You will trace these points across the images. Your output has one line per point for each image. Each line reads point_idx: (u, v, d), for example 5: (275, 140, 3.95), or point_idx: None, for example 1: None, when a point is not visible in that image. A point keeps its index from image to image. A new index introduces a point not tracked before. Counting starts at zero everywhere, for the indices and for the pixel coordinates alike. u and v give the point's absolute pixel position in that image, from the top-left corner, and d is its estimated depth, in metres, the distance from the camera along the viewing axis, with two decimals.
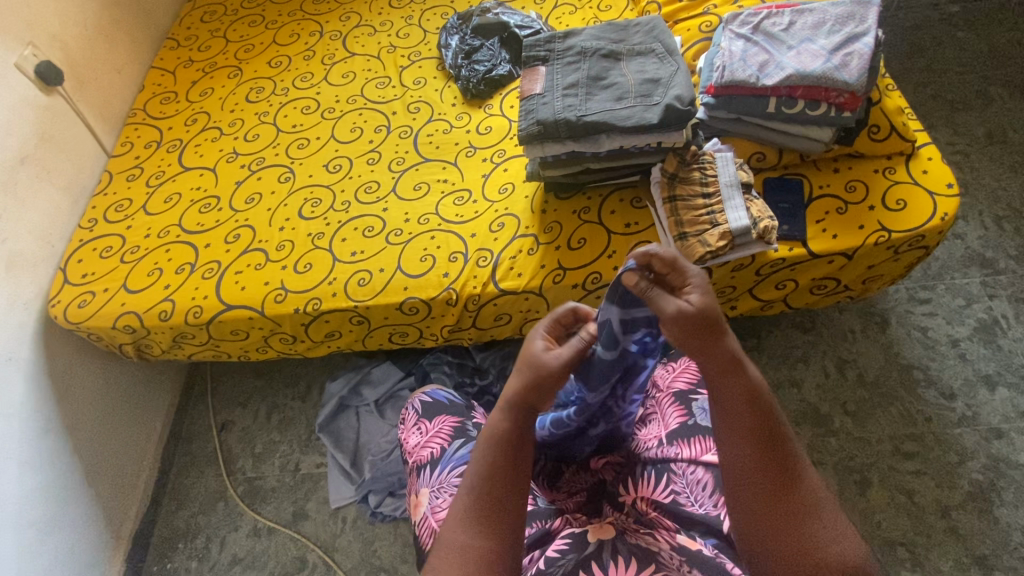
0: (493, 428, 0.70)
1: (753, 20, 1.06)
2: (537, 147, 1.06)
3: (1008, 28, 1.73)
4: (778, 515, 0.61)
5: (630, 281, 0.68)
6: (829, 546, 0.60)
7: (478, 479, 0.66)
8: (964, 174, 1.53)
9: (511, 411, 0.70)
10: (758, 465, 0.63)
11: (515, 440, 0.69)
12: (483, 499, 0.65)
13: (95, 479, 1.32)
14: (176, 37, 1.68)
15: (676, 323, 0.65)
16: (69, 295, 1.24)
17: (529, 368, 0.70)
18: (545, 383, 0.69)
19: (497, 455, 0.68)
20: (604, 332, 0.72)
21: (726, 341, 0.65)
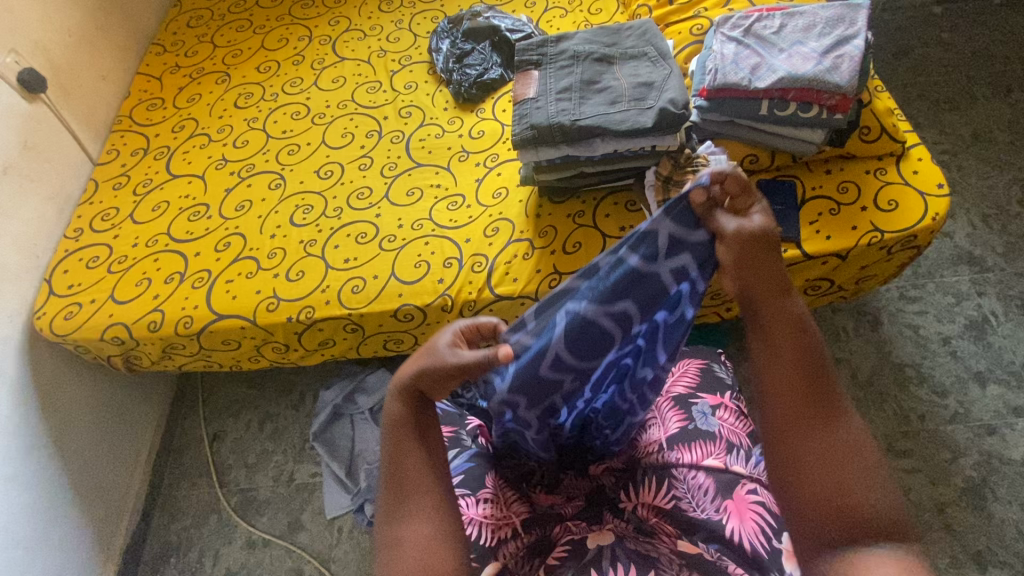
0: (386, 418, 0.67)
1: (745, 23, 1.06)
2: (531, 152, 1.06)
3: (991, 28, 1.75)
4: (814, 446, 0.59)
5: (695, 196, 0.65)
6: (867, 494, 0.56)
7: (393, 471, 0.65)
8: (952, 173, 1.55)
9: (399, 394, 0.66)
10: (798, 389, 0.61)
11: (414, 423, 0.66)
12: (398, 487, 0.64)
13: (84, 494, 1.29)
14: (162, 42, 1.66)
15: (732, 241, 0.64)
16: (55, 307, 1.22)
17: (420, 358, 0.66)
18: (435, 371, 0.65)
19: (399, 440, 0.66)
20: (646, 242, 0.66)
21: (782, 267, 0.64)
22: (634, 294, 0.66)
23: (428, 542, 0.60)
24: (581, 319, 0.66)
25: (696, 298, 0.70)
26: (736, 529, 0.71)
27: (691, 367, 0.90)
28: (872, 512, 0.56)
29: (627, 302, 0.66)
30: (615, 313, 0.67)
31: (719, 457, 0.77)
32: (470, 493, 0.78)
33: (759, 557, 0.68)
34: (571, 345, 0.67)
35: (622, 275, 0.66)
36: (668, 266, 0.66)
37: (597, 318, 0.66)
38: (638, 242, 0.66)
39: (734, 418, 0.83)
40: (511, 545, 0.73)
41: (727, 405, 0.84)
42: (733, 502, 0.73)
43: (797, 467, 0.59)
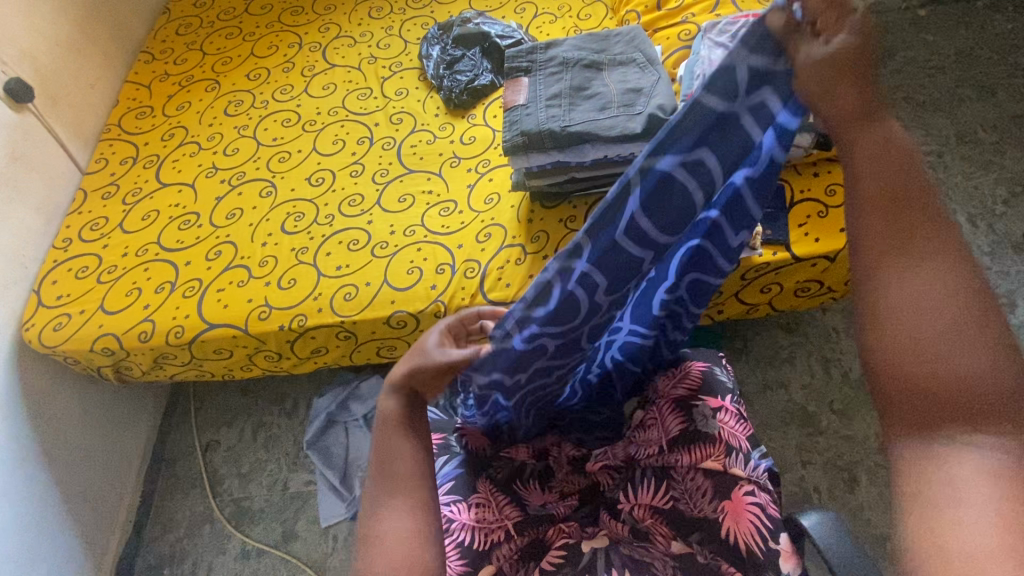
0: (378, 414, 0.65)
1: (731, 29, 1.07)
2: (522, 158, 1.06)
3: (975, 31, 1.78)
4: (901, 305, 0.51)
5: (775, 16, 0.49)
6: (970, 365, 0.47)
7: (380, 463, 0.64)
8: (938, 174, 1.57)
9: (394, 391, 0.64)
10: (887, 239, 0.52)
11: (408, 420, 0.64)
12: (388, 480, 0.62)
13: (75, 507, 1.28)
14: (151, 50, 1.65)
15: (810, 74, 0.50)
16: (44, 318, 1.20)
17: (416, 356, 0.64)
18: (429, 368, 0.63)
19: (392, 435, 0.64)
20: (722, 79, 0.51)
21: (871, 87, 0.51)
22: (713, 143, 0.55)
23: (411, 538, 0.59)
24: (660, 177, 0.56)
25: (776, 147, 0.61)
26: (731, 530, 0.70)
27: (692, 368, 0.83)
28: (972, 388, 0.46)
29: (708, 157, 0.56)
30: (691, 165, 0.56)
31: (719, 458, 0.74)
32: (462, 499, 0.77)
33: (754, 557, 0.68)
34: (648, 210, 0.59)
35: (700, 121, 0.53)
36: (746, 105, 0.54)
37: (675, 175, 0.56)
38: (717, 87, 0.52)
39: (735, 421, 0.78)
40: (504, 547, 0.73)
41: (727, 408, 0.79)
42: (731, 503, 0.71)
43: (879, 327, 0.52)
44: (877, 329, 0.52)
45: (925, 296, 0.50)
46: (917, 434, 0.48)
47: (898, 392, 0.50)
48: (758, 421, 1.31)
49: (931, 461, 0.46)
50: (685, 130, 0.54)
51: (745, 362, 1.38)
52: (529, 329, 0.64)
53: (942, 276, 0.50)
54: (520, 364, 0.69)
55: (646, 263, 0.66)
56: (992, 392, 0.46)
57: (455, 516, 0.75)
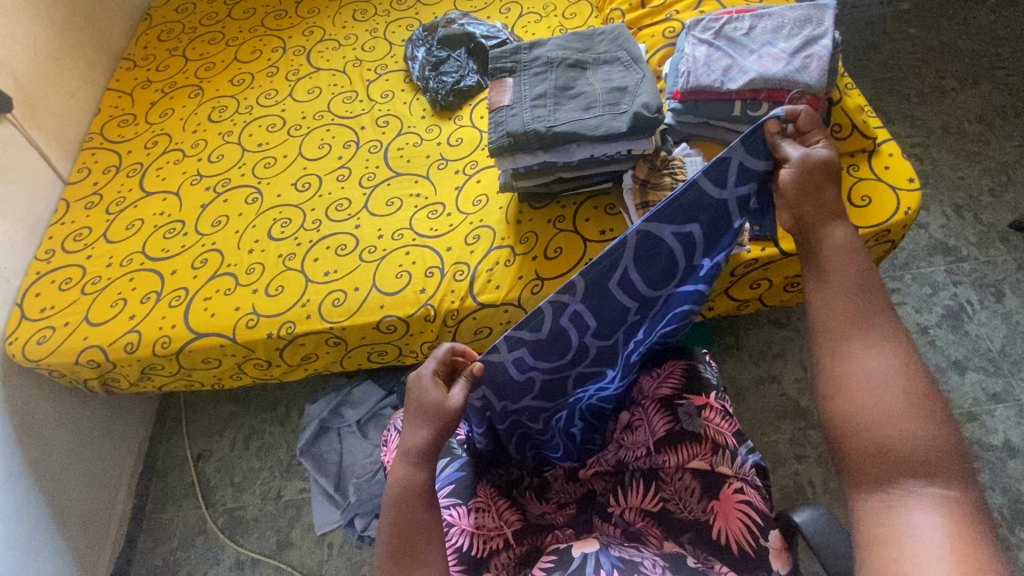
0: (400, 486, 0.65)
1: (715, 25, 1.07)
2: (508, 159, 1.06)
3: (958, 23, 1.79)
4: (858, 371, 0.57)
5: (771, 128, 0.70)
6: (917, 431, 0.52)
7: (404, 537, 0.62)
8: (924, 166, 1.58)
9: (422, 462, 0.66)
10: (845, 310, 0.60)
11: (433, 496, 0.66)
12: (412, 554, 0.61)
13: (65, 522, 1.26)
14: (133, 57, 1.64)
15: (797, 167, 0.67)
16: (27, 331, 1.19)
17: (432, 419, 0.68)
18: (454, 420, 0.68)
19: (420, 509, 0.64)
20: (719, 168, 0.69)
21: (834, 192, 0.67)
22: (701, 216, 0.72)
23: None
24: (652, 238, 0.71)
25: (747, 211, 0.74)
26: (722, 530, 0.69)
27: (676, 367, 0.82)
28: (917, 451, 0.51)
29: (694, 225, 0.72)
30: (682, 234, 0.72)
31: (706, 457, 0.73)
32: (462, 502, 0.76)
33: (746, 555, 0.68)
34: (639, 261, 0.73)
35: (695, 197, 0.70)
36: (732, 192, 0.71)
37: (665, 240, 0.72)
38: (714, 170, 0.69)
39: (722, 417, 0.76)
40: (502, 555, 0.72)
41: (712, 405, 0.77)
42: (720, 503, 0.71)
43: (837, 389, 0.57)
44: (838, 389, 0.57)
45: (875, 367, 0.56)
46: (875, 489, 0.52)
47: (858, 450, 0.54)
48: (751, 417, 1.31)
49: (893, 510, 0.50)
50: (686, 202, 0.70)
51: (738, 358, 1.38)
52: (517, 354, 0.74)
53: (894, 353, 0.57)
54: (505, 390, 0.79)
55: (632, 314, 0.78)
56: (938, 458, 0.50)
57: (455, 521, 0.74)
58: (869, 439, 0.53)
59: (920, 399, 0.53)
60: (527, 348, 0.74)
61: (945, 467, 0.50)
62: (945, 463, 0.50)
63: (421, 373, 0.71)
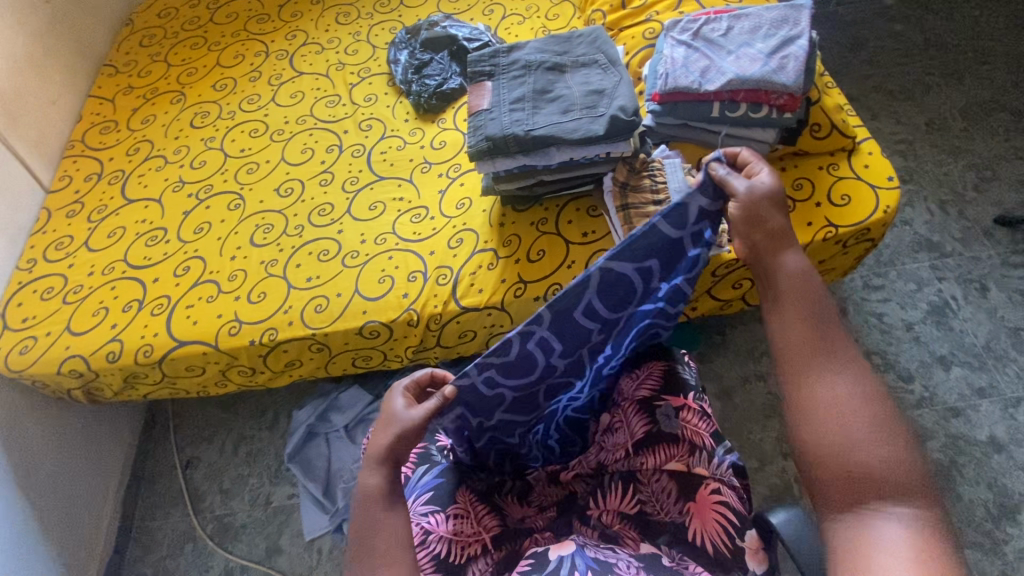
0: (361, 491, 0.66)
1: (693, 26, 1.07)
2: (488, 163, 1.05)
3: (941, 19, 1.80)
4: (821, 399, 0.58)
5: (714, 168, 0.69)
6: (883, 453, 0.54)
7: (363, 541, 0.63)
8: (908, 162, 1.59)
9: (380, 466, 0.66)
10: (805, 338, 0.62)
11: (392, 499, 0.65)
12: (370, 558, 0.62)
13: (52, 533, 1.25)
14: (115, 63, 1.63)
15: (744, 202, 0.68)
16: (9, 342, 1.18)
17: (389, 426, 0.68)
18: (414, 431, 0.68)
19: (379, 512, 0.64)
20: (677, 212, 0.68)
21: (780, 224, 0.69)
22: (661, 254, 0.71)
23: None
24: (614, 274, 0.71)
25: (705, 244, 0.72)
26: (698, 531, 0.70)
27: (654, 369, 0.82)
28: (885, 474, 0.53)
29: (654, 262, 0.71)
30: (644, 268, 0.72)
31: (683, 459, 0.74)
32: (440, 509, 0.76)
33: (721, 556, 0.68)
34: (602, 296, 0.72)
35: (655, 239, 0.70)
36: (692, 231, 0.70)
37: (628, 274, 0.71)
38: (673, 214, 0.68)
39: (700, 419, 0.76)
40: (480, 561, 0.73)
41: (690, 406, 0.77)
42: (696, 505, 0.72)
43: (803, 417, 0.59)
44: (804, 419, 0.59)
45: (839, 393, 0.58)
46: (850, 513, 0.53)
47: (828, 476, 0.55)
48: (738, 416, 1.32)
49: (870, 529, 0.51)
50: (644, 241, 0.69)
51: (724, 356, 1.39)
52: (486, 374, 0.73)
53: (853, 378, 0.59)
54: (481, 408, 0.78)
55: (597, 335, 0.77)
56: (905, 478, 0.53)
57: (432, 528, 0.74)
58: (841, 466, 0.55)
59: (882, 422, 0.56)
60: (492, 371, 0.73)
61: (911, 486, 0.52)
62: (910, 485, 0.52)
63: (393, 387, 0.74)
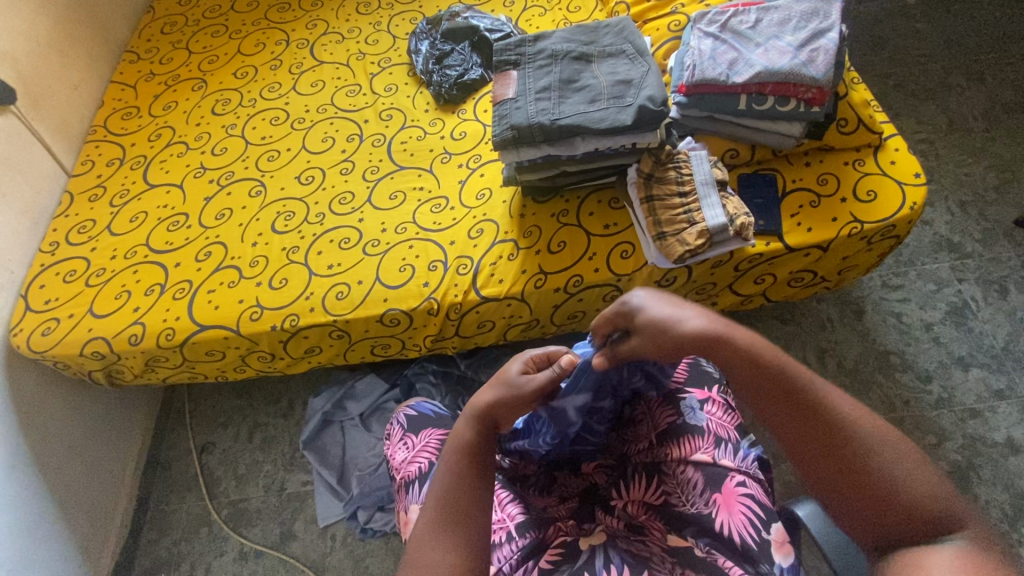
0: (453, 442, 0.68)
1: (721, 18, 1.06)
2: (513, 152, 1.05)
3: (965, 18, 1.78)
4: (830, 478, 0.57)
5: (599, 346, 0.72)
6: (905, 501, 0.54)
7: (446, 490, 0.63)
8: (930, 161, 1.57)
9: (477, 423, 0.69)
10: (794, 423, 0.59)
11: (478, 458, 0.66)
12: (447, 505, 0.62)
13: (70, 513, 1.26)
14: (136, 50, 1.63)
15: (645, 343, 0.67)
16: (32, 322, 1.19)
17: (501, 386, 0.71)
18: (520, 400, 0.70)
19: (464, 465, 0.65)
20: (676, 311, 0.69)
21: (683, 318, 0.65)
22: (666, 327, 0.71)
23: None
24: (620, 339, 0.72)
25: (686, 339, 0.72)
26: (726, 522, 0.70)
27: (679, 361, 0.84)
28: (915, 516, 0.53)
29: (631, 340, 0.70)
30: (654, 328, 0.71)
31: (708, 451, 0.75)
32: None
33: (748, 549, 0.68)
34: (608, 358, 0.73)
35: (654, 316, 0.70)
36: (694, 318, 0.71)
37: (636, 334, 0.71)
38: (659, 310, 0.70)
39: (722, 412, 0.80)
40: (505, 548, 0.73)
41: (715, 399, 0.81)
42: (722, 496, 0.72)
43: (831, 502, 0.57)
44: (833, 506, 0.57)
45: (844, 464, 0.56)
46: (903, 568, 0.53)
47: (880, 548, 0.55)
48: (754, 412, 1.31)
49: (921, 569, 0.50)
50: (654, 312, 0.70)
51: None
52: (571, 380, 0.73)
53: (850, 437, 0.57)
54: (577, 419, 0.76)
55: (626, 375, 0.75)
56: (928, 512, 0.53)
57: None
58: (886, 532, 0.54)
59: (895, 466, 0.55)
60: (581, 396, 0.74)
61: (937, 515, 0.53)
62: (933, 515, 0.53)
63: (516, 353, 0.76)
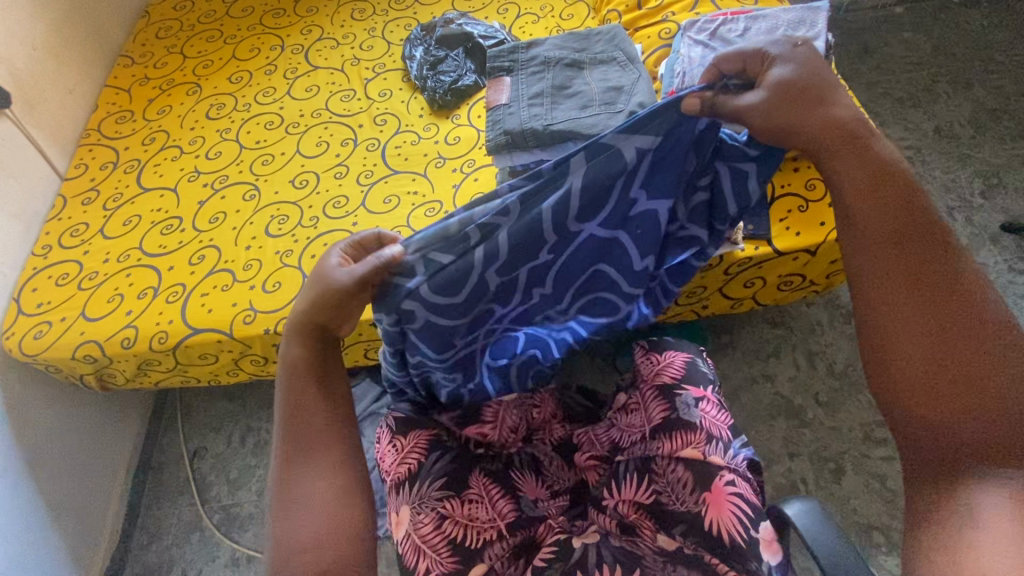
0: (285, 363, 0.68)
1: (710, 26, 1.08)
2: (506, 157, 1.06)
3: (950, 28, 1.82)
4: (903, 322, 0.61)
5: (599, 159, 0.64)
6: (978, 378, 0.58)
7: (294, 420, 0.67)
8: (917, 168, 1.60)
9: (300, 339, 0.68)
10: (888, 263, 0.62)
11: (313, 371, 0.68)
12: (298, 434, 0.66)
13: (61, 519, 1.26)
14: (131, 54, 1.64)
15: (764, 107, 0.61)
16: (24, 326, 1.19)
17: (318, 284, 0.66)
18: (334, 298, 0.65)
19: (300, 384, 0.67)
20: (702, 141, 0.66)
21: (835, 100, 0.63)
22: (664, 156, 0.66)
23: (335, 497, 0.64)
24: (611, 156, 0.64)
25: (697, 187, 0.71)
26: (714, 521, 0.71)
27: (676, 358, 0.84)
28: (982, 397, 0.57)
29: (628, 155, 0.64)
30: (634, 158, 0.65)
31: (699, 447, 0.75)
32: (457, 494, 0.76)
33: (737, 547, 0.69)
34: (587, 194, 0.66)
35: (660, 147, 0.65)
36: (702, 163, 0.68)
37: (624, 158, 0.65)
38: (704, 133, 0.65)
39: (717, 410, 0.79)
40: (496, 546, 0.73)
41: (710, 398, 0.80)
42: (712, 495, 0.72)
43: (890, 315, 0.61)
44: (892, 321, 0.61)
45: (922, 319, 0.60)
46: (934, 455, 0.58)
47: (917, 374, 0.59)
48: (746, 415, 1.32)
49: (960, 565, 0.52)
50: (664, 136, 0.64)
51: (732, 356, 1.40)
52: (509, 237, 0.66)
53: (944, 299, 0.60)
54: (508, 261, 0.68)
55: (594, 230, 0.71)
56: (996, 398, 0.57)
57: (449, 512, 0.75)
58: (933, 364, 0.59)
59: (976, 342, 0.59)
60: (437, 266, 0.64)
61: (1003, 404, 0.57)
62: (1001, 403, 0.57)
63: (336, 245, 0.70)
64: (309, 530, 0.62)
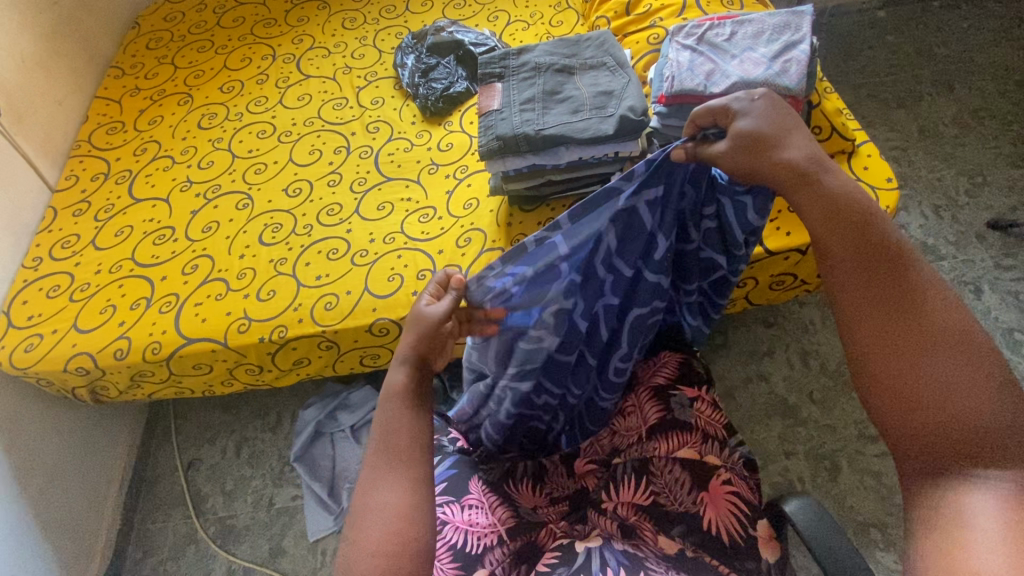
0: (387, 387, 0.69)
1: (697, 31, 1.10)
2: (498, 162, 1.08)
3: (932, 30, 1.85)
4: (880, 351, 0.62)
5: (617, 219, 0.73)
6: (968, 403, 0.57)
7: (384, 437, 0.66)
8: (903, 167, 1.63)
9: (404, 365, 0.69)
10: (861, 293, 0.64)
11: (411, 395, 0.68)
12: (390, 451, 0.64)
13: (53, 534, 1.24)
14: (121, 65, 1.64)
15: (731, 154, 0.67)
16: (14, 339, 1.17)
17: (415, 326, 0.69)
18: (434, 334, 0.69)
19: (400, 407, 0.67)
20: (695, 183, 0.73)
21: (800, 144, 0.67)
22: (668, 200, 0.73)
23: (399, 514, 0.60)
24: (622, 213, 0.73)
25: (705, 225, 0.78)
26: (712, 519, 0.72)
27: (670, 359, 0.86)
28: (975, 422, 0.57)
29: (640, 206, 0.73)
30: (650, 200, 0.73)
31: (695, 446, 0.77)
32: (456, 500, 0.78)
33: (736, 543, 0.70)
34: (618, 243, 0.74)
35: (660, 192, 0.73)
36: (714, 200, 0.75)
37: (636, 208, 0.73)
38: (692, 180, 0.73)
39: (711, 409, 0.80)
40: (497, 551, 0.73)
41: (704, 397, 0.81)
42: (709, 493, 0.73)
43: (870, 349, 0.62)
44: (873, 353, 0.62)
45: (898, 346, 0.61)
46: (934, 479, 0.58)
47: (902, 409, 0.60)
48: (741, 415, 1.33)
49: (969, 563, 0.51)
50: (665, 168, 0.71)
51: (727, 356, 1.41)
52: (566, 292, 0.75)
53: (923, 325, 0.61)
54: (573, 311, 0.77)
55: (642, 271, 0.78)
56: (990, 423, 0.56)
57: (449, 518, 0.75)
58: (921, 399, 0.59)
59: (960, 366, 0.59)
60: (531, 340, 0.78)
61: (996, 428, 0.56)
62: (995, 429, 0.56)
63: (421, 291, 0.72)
64: (380, 535, 0.59)
